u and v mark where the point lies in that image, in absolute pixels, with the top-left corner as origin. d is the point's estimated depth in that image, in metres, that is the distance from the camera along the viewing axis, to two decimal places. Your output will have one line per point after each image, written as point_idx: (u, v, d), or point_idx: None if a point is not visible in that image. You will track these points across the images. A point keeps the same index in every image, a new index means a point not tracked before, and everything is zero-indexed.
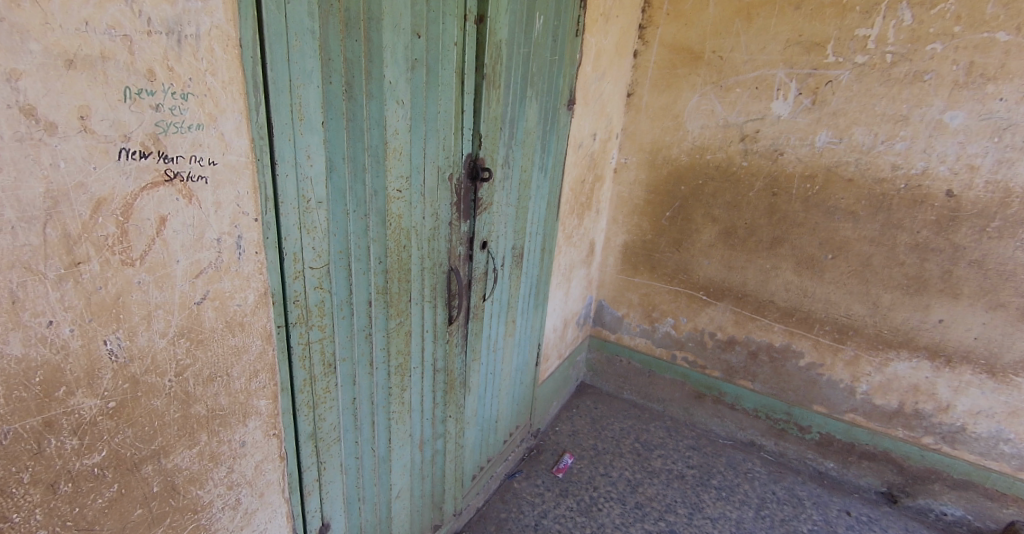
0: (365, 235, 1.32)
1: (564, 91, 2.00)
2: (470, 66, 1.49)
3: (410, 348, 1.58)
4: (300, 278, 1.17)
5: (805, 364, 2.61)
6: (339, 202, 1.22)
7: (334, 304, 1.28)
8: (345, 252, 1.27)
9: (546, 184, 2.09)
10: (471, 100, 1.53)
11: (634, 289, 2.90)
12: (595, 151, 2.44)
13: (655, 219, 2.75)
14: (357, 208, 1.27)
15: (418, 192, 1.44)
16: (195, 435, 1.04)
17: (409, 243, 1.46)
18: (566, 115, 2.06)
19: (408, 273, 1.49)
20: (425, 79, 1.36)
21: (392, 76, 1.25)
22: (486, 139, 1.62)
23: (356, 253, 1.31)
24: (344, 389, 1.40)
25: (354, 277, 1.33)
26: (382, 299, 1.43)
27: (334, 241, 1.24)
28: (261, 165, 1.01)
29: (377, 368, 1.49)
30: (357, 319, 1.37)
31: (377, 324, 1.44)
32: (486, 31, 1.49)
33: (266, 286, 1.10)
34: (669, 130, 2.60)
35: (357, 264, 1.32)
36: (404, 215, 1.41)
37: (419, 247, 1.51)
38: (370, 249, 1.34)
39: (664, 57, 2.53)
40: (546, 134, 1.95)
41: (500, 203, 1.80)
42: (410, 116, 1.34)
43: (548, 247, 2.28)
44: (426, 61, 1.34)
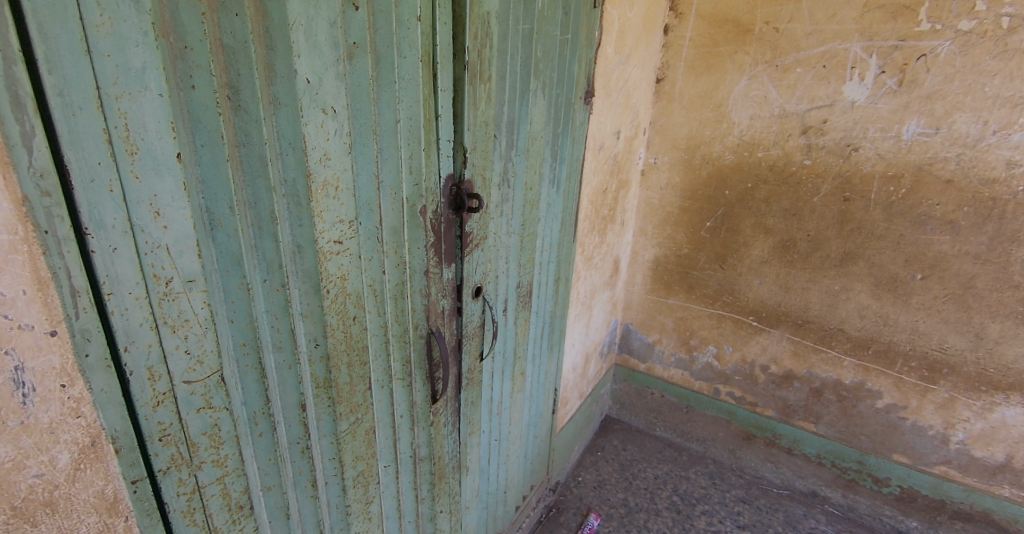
0: (287, 313, 0.87)
1: (580, 80, 1.52)
2: (445, 51, 1.03)
3: (374, 447, 1.13)
4: (168, 400, 0.74)
5: (882, 406, 2.07)
6: (234, 273, 0.78)
7: (242, 421, 0.85)
8: (253, 344, 0.84)
9: (560, 201, 1.62)
10: (448, 100, 1.07)
11: (667, 311, 2.37)
12: (619, 152, 1.95)
13: (692, 230, 2.20)
14: (267, 276, 0.83)
15: (373, 238, 0.99)
16: None
17: (363, 310, 1.01)
18: (583, 112, 1.60)
19: (366, 352, 1.04)
20: (371, 73, 0.90)
21: (313, 70, 0.79)
22: (474, 153, 1.16)
23: (273, 342, 0.87)
24: (275, 529, 0.97)
25: (276, 375, 0.89)
26: (326, 397, 0.98)
27: (231, 332, 0.80)
28: (52, 241, 0.60)
29: (327, 486, 1.05)
30: (284, 432, 0.93)
31: (320, 430, 1.00)
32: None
33: (98, 428, 0.68)
34: (709, 122, 2.05)
35: (278, 355, 0.88)
36: (353, 274, 0.96)
37: (380, 312, 1.06)
38: (297, 332, 0.90)
39: (702, 31, 1.99)
40: (557, 137, 1.49)
41: (497, 234, 1.34)
42: (350, 130, 0.88)
43: (563, 276, 1.80)
44: (371, 45, 0.89)
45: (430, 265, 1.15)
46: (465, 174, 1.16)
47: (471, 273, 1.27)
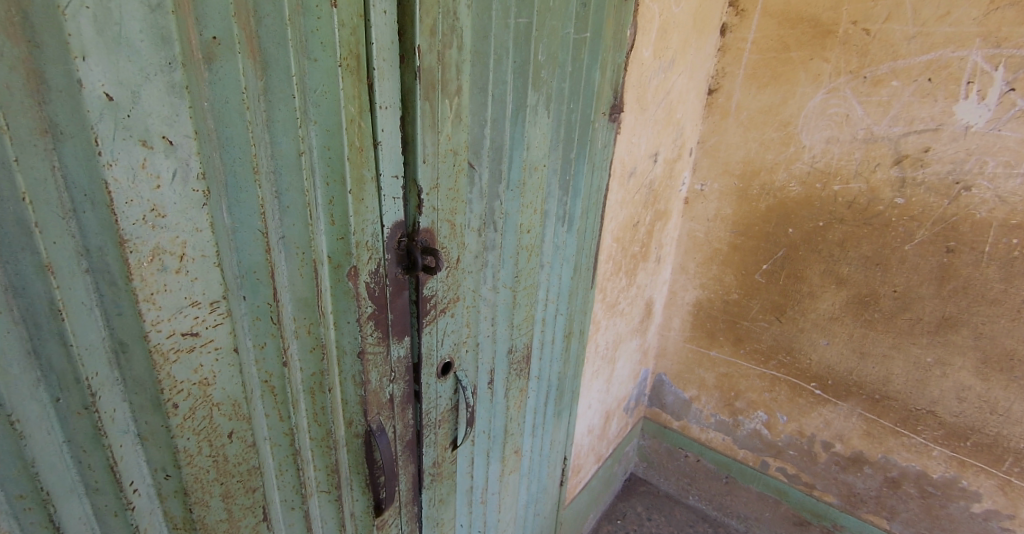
0: (104, 443, 0.58)
1: (603, 91, 1.19)
2: (384, 51, 0.72)
3: None
4: None
5: (979, 511, 1.64)
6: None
7: None
8: (36, 495, 0.55)
9: (573, 242, 1.29)
10: (394, 121, 0.76)
11: (708, 364, 1.98)
12: (657, 178, 1.60)
13: (744, 272, 1.81)
14: (58, 395, 0.54)
15: (263, 318, 0.69)
16: None
17: (252, 416, 0.71)
18: (606, 133, 1.26)
19: (260, 471, 0.74)
20: (248, 84, 0.59)
21: (121, 82, 0.50)
22: (436, 193, 0.84)
23: (80, 485, 0.58)
24: None
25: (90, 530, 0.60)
26: None
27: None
28: None
29: None
30: None
31: None
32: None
33: None
34: (772, 144, 1.66)
35: (95, 502, 0.59)
36: (226, 373, 0.66)
37: (286, 413, 0.75)
38: (128, 466, 0.60)
39: (769, 33, 1.59)
40: (568, 165, 1.16)
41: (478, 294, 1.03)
42: (208, 170, 0.58)
43: (576, 330, 1.46)
44: (248, 39, 0.59)
45: (365, 343, 0.83)
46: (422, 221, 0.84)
47: (435, 347, 0.96)
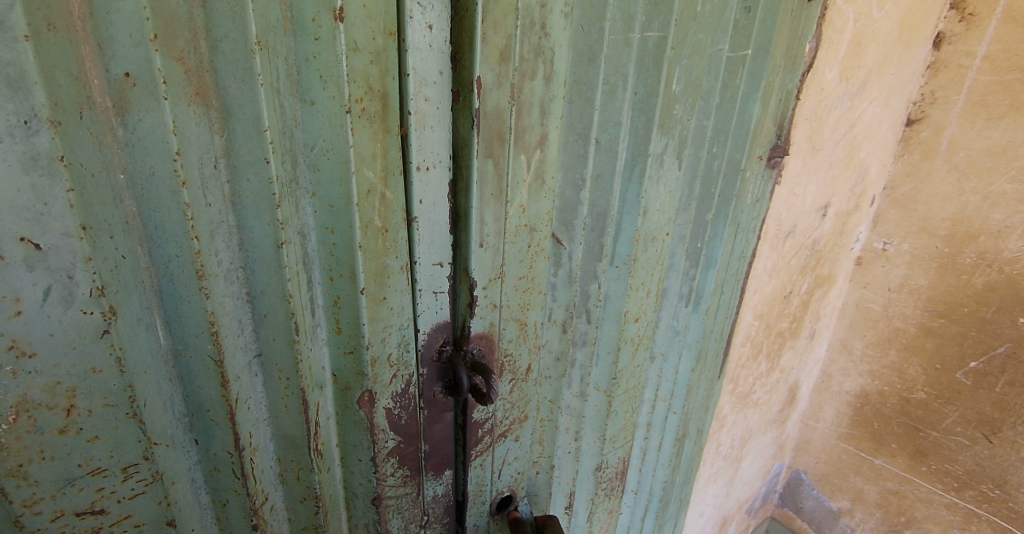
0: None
1: (760, 131, 0.85)
2: (427, 88, 0.48)
3: None
4: None
5: None
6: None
7: None
8: None
9: (698, 327, 0.97)
10: (438, 189, 0.52)
11: (870, 474, 1.52)
12: (823, 237, 1.21)
13: (937, 367, 1.34)
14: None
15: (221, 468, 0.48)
16: None
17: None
18: (760, 185, 0.92)
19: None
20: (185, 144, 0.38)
21: None
22: (496, 282, 0.59)
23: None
24: None
25: None
26: None
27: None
28: None
29: None
30: None
31: None
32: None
33: None
34: (1002, 199, 1.18)
35: None
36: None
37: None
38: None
39: (1010, 44, 1.12)
40: (701, 230, 0.84)
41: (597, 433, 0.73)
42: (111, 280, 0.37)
43: (692, 431, 1.12)
44: (191, 77, 0.38)
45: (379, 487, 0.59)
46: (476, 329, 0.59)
47: (488, 481, 0.70)
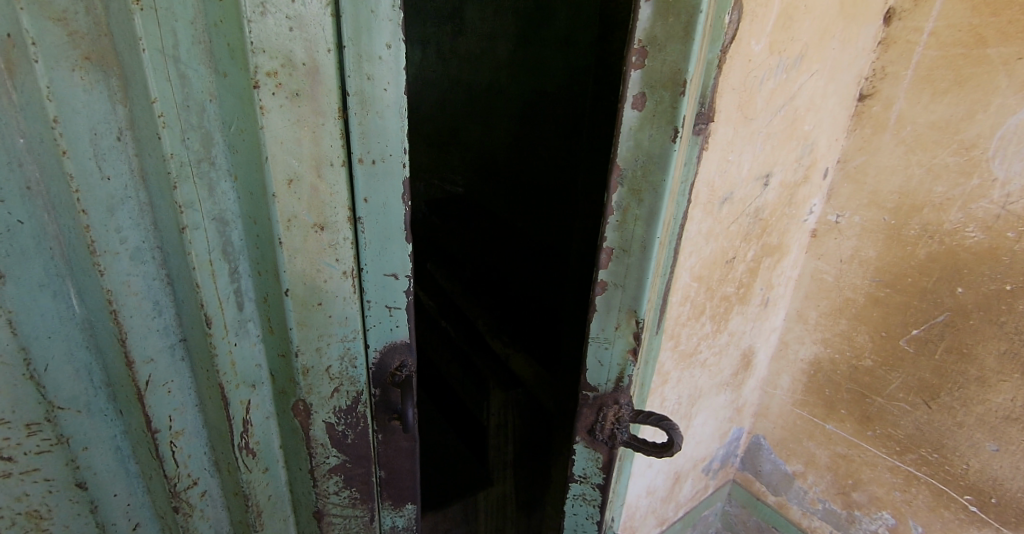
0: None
1: (690, 95, 0.86)
2: (372, 69, 0.63)
3: None
4: None
5: None
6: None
7: None
8: None
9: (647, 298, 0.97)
10: (381, 186, 0.69)
11: (822, 439, 1.58)
12: (769, 206, 1.24)
13: (883, 335, 1.39)
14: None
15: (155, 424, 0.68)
16: None
17: (133, 525, 0.71)
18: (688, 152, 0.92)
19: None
20: (70, 112, 0.54)
21: None
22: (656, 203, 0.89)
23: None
24: None
25: None
26: None
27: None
28: None
29: None
30: None
31: None
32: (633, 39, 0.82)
33: None
34: (945, 172, 1.21)
35: None
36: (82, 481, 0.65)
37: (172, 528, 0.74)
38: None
39: (956, 20, 1.15)
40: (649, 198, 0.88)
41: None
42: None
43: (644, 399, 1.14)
44: (75, 40, 0.53)
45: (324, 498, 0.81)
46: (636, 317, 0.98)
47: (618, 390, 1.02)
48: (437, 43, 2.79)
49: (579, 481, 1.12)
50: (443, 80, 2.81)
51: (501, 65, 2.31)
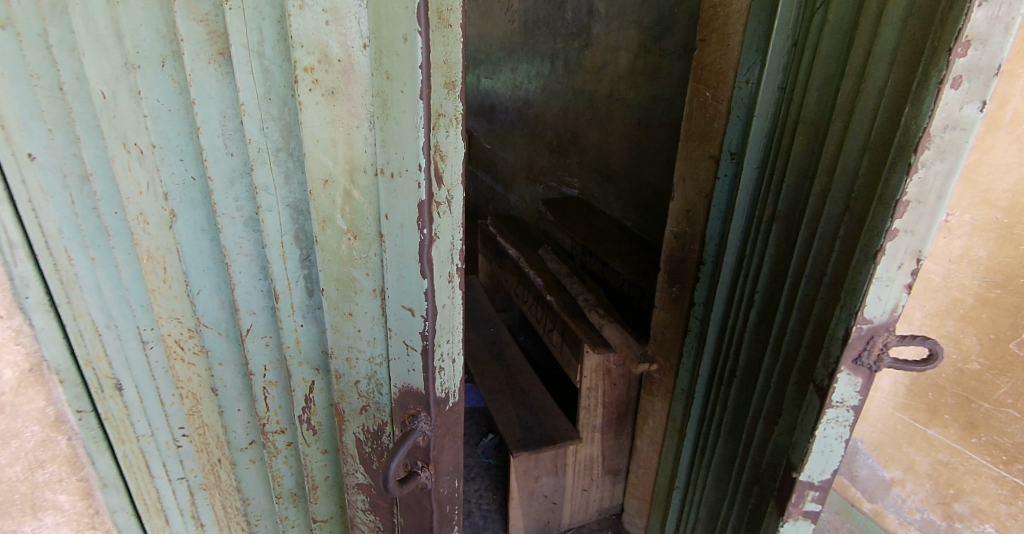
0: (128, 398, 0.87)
1: (795, 104, 1.01)
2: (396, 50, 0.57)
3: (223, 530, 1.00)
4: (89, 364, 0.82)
5: None
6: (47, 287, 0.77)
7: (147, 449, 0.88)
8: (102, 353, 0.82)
9: (747, 275, 1.12)
10: (400, 198, 0.64)
11: (923, 445, 1.51)
12: None
13: (991, 341, 1.32)
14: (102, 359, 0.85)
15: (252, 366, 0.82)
16: None
17: (249, 440, 0.88)
18: (773, 145, 1.06)
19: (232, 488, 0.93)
20: (204, 95, 0.66)
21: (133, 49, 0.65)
22: (797, 208, 1.00)
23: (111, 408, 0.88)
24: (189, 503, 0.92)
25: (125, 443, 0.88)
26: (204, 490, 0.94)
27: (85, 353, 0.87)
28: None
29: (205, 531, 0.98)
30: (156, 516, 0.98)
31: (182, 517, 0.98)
32: (833, 21, 0.92)
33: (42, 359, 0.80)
34: None
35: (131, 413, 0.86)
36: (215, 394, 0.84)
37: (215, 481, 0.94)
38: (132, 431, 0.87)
39: None
40: (782, 190, 1.02)
41: (795, 369, 0.97)
42: (171, 188, 0.71)
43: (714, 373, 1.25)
44: (213, 38, 0.64)
45: (356, 506, 0.89)
46: (918, 258, 0.76)
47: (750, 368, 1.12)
48: (565, 56, 3.03)
49: (833, 408, 0.87)
50: (568, 90, 3.05)
51: (622, 74, 2.52)
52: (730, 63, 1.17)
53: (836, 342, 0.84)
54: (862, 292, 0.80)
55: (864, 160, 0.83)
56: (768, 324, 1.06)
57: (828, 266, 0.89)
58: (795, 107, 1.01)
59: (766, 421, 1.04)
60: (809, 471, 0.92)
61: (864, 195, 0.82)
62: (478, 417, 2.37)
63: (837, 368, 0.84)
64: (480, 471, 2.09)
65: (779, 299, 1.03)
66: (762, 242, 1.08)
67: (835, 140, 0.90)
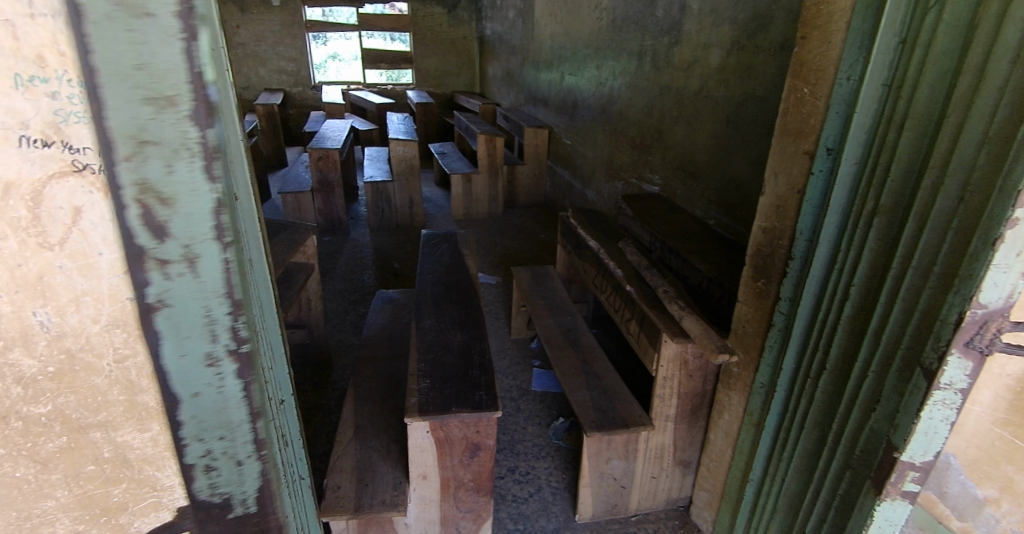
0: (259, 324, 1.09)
1: (898, 103, 1.00)
2: None
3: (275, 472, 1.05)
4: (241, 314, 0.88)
5: None
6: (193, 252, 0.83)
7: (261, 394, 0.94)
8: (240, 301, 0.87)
9: (842, 267, 1.13)
10: None
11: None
12: None
13: None
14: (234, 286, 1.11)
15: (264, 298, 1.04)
16: (145, 423, 0.90)
17: None
18: (874, 142, 1.05)
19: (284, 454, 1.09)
20: None
21: None
22: (902, 202, 1.00)
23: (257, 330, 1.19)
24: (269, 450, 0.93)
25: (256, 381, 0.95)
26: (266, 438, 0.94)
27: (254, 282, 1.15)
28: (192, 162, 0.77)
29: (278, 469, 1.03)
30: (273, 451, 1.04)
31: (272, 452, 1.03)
32: (948, 21, 0.91)
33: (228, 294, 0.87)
34: None
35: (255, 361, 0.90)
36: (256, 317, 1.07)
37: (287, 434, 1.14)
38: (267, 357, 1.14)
39: None
40: (885, 184, 1.03)
41: (896, 357, 1.00)
42: None
43: (802, 364, 1.26)
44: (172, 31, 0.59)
45: None
46: None
47: (842, 358, 1.13)
48: (654, 53, 3.04)
49: (942, 389, 0.93)
50: (654, 87, 3.06)
51: (713, 71, 2.50)
52: (830, 62, 1.16)
53: (949, 326, 0.90)
54: (977, 278, 0.86)
55: (983, 155, 0.85)
56: (864, 314, 1.08)
57: (938, 256, 0.92)
58: (902, 103, 1.00)
59: (862, 406, 1.07)
60: (912, 452, 0.99)
61: (983, 187, 0.85)
62: (550, 402, 2.46)
63: (949, 349, 0.90)
64: (551, 450, 2.17)
65: (878, 289, 1.04)
66: (862, 233, 1.08)
67: (948, 134, 0.90)
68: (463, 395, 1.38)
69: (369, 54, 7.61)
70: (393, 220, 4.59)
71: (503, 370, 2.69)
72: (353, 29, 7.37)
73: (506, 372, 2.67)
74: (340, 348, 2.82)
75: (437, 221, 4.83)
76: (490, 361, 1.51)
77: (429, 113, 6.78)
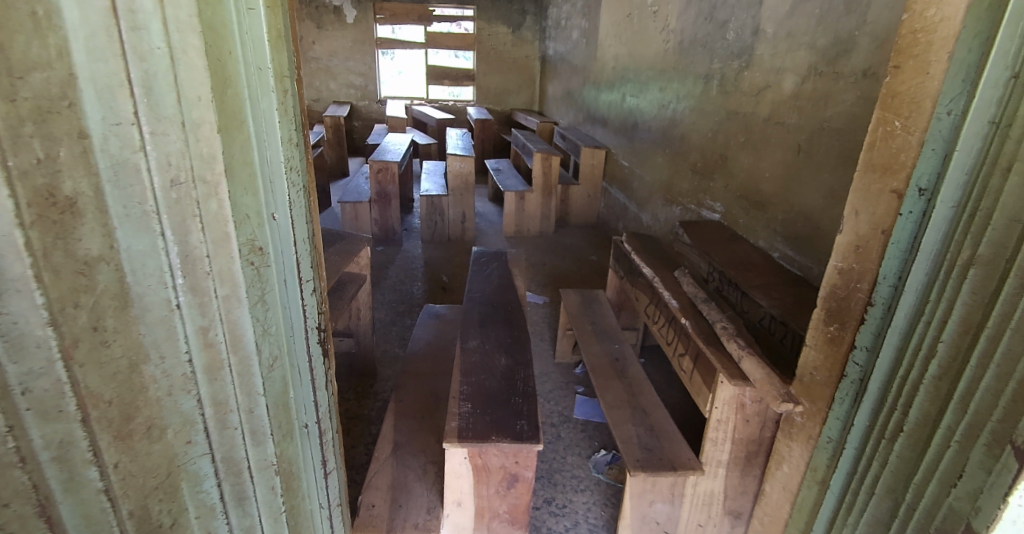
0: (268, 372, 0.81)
1: (1006, 142, 0.89)
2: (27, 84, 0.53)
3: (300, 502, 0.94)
4: (265, 332, 0.78)
5: None
6: None
7: (270, 422, 0.83)
8: (265, 319, 0.78)
9: (927, 322, 1.00)
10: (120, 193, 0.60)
11: None
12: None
13: None
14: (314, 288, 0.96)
15: (219, 347, 0.73)
16: None
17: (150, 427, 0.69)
18: (975, 183, 0.93)
19: None
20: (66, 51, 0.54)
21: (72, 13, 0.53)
22: (1002, 256, 0.87)
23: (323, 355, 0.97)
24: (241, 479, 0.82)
25: (281, 403, 0.84)
26: (258, 468, 0.83)
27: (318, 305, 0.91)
28: (239, 171, 0.69)
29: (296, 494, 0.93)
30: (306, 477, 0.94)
31: (305, 479, 0.94)
32: None
33: (266, 312, 0.77)
34: None
35: (265, 380, 0.81)
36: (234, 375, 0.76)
37: (231, 500, 0.82)
38: (298, 397, 0.88)
39: None
40: (982, 234, 0.90)
41: (986, 430, 0.87)
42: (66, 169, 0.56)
43: (874, 425, 1.12)
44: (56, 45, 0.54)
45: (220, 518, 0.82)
46: None
47: (921, 424, 1.00)
48: (721, 77, 2.95)
49: None
50: (720, 112, 2.96)
51: (786, 98, 2.39)
52: (925, 96, 1.06)
53: None
54: None
55: None
56: (951, 378, 0.94)
57: None
58: (1010, 143, 0.88)
59: (940, 481, 0.95)
60: None
61: None
62: (592, 432, 2.37)
63: None
64: (590, 484, 2.08)
65: (969, 352, 0.91)
66: (953, 287, 0.95)
67: None
68: (504, 424, 1.32)
69: (433, 70, 7.79)
70: (445, 234, 4.62)
71: (545, 394, 2.63)
72: (420, 45, 7.58)
73: (548, 396, 2.61)
74: (385, 359, 2.82)
75: (488, 237, 4.84)
76: (534, 389, 1.46)
77: (487, 130, 6.85)
